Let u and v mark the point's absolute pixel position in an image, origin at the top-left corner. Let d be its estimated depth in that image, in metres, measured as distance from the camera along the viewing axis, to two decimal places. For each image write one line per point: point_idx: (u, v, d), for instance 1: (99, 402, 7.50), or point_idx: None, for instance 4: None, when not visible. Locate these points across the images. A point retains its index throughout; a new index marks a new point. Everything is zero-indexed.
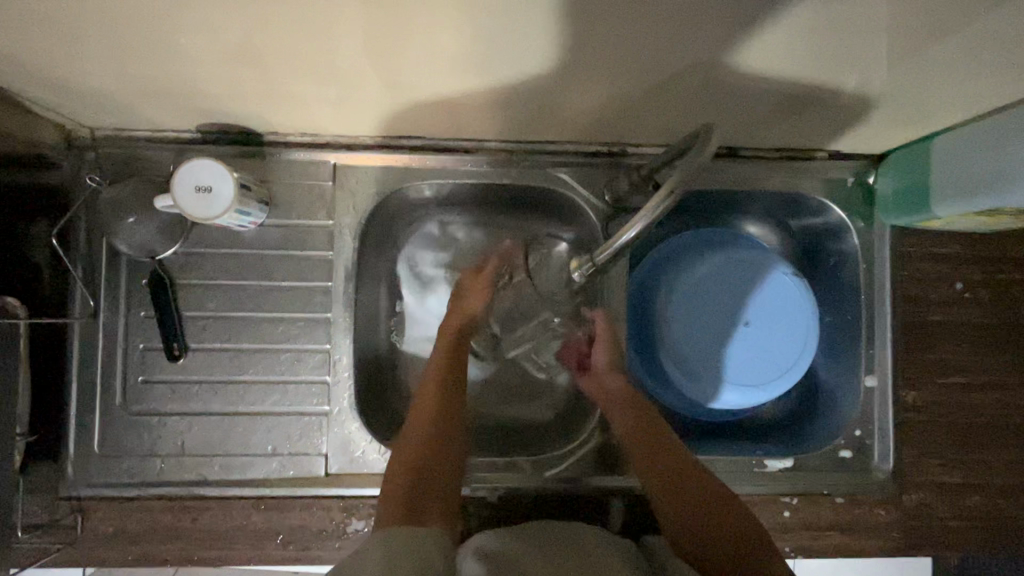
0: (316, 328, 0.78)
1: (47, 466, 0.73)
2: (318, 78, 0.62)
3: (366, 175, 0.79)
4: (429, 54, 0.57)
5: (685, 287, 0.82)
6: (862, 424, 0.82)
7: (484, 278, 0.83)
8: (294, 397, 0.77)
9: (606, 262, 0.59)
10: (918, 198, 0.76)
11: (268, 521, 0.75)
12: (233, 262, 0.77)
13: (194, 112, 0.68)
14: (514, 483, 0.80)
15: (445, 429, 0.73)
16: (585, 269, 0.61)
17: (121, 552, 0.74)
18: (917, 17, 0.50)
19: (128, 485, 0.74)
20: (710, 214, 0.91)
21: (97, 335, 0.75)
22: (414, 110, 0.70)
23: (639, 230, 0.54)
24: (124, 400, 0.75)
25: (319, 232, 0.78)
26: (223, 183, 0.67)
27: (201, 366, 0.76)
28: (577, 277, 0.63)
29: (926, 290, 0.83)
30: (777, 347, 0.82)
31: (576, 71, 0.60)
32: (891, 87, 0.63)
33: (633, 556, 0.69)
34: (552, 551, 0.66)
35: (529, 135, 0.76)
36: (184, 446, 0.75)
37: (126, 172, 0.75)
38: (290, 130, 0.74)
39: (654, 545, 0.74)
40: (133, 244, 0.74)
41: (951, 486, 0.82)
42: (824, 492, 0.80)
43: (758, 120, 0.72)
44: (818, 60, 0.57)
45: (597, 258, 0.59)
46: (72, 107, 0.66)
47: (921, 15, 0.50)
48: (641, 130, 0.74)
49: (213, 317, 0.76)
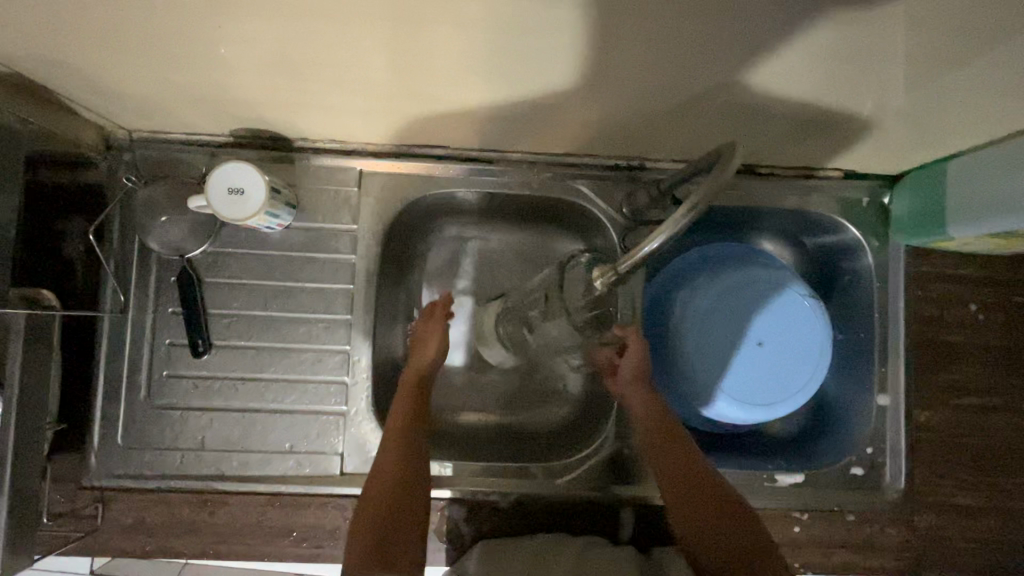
0: (336, 329, 0.80)
1: (72, 455, 0.75)
2: (348, 87, 0.64)
3: (390, 182, 0.81)
4: (456, 65, 0.59)
5: (701, 303, 0.83)
6: (875, 442, 0.81)
7: (438, 316, 0.80)
8: (312, 396, 0.79)
9: (628, 272, 0.57)
10: (932, 218, 0.77)
11: (284, 518, 0.77)
12: (259, 263, 0.79)
13: (227, 116, 0.71)
14: (524, 490, 0.80)
15: (410, 463, 0.71)
16: (608, 277, 0.58)
17: (140, 542, 0.75)
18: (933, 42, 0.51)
19: (148, 478, 0.75)
20: (726, 228, 0.92)
21: (124, 329, 0.76)
22: (438, 120, 0.71)
23: (662, 244, 0.51)
24: (147, 394, 0.76)
25: (343, 235, 0.80)
26: (254, 187, 0.69)
27: (224, 363, 0.78)
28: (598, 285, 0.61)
29: (941, 309, 0.83)
30: (785, 369, 0.82)
31: (599, 85, 0.61)
32: (908, 107, 0.64)
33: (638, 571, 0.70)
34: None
35: (550, 147, 0.78)
36: (203, 441, 0.76)
37: (160, 173, 0.78)
38: (319, 136, 0.76)
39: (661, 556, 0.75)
40: (165, 242, 0.77)
41: (965, 509, 0.81)
42: (835, 510, 0.80)
43: (775, 139, 0.73)
44: (835, 79, 0.58)
45: (620, 266, 0.56)
46: (114, 109, 0.69)
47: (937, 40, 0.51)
48: (659, 144, 0.76)
49: (237, 316, 0.78)
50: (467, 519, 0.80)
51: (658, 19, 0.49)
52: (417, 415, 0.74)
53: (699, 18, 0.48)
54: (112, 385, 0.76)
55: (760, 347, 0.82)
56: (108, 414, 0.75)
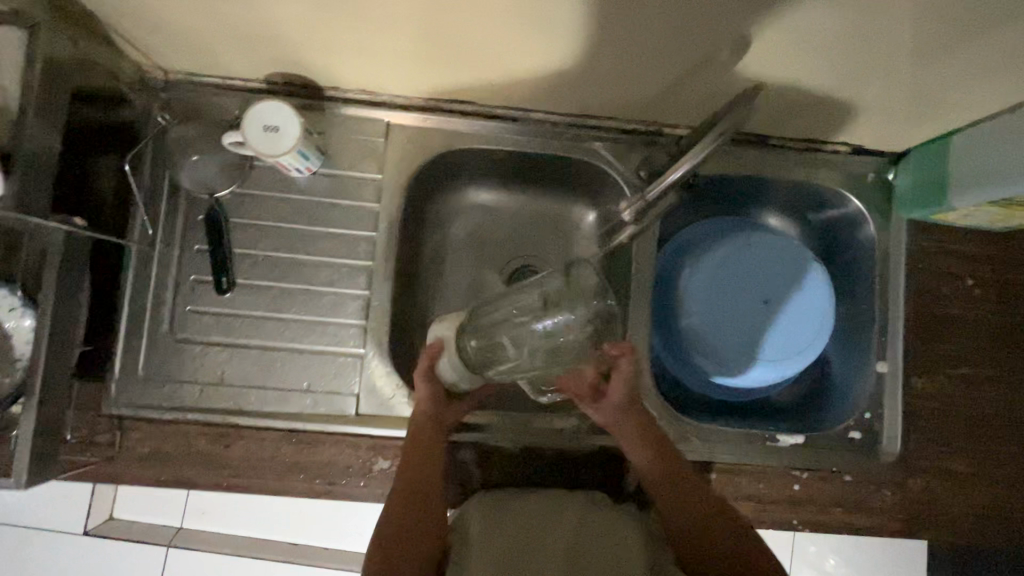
0: (357, 274, 0.82)
1: (93, 383, 0.76)
2: (385, 34, 0.66)
3: (416, 135, 0.83)
4: (492, 16, 0.61)
5: (710, 264, 0.86)
6: (872, 408, 0.84)
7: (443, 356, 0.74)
8: (331, 337, 0.80)
9: (656, 197, 0.72)
10: (934, 191, 0.80)
11: (299, 454, 0.79)
12: (286, 206, 0.81)
13: (265, 57, 0.73)
14: (533, 439, 0.81)
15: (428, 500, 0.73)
16: (637, 205, 0.76)
17: (156, 473, 0.77)
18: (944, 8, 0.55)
19: (166, 409, 0.77)
20: (735, 202, 0.94)
21: (151, 262, 0.78)
22: (467, 73, 0.74)
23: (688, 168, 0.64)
24: (170, 327, 0.78)
25: (368, 184, 0.83)
26: (290, 127, 0.72)
27: (246, 301, 0.80)
28: (628, 216, 0.78)
29: (939, 283, 0.86)
30: (784, 336, 0.85)
31: (628, 41, 0.64)
32: (917, 79, 0.67)
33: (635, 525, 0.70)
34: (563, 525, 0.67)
35: (572, 106, 0.81)
36: (223, 376, 0.78)
37: (193, 113, 0.80)
38: (351, 85, 0.79)
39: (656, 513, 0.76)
40: (195, 180, 0.79)
41: (958, 474, 0.84)
42: (832, 470, 0.83)
43: (789, 105, 0.77)
44: (851, 44, 0.61)
45: (649, 192, 0.72)
46: (156, 44, 0.71)
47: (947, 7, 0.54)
48: (676, 109, 0.79)
49: (262, 256, 0.81)
50: (477, 463, 0.82)
51: None
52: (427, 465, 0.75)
53: None
54: (136, 316, 0.77)
55: (766, 306, 0.86)
56: (131, 345, 0.77)
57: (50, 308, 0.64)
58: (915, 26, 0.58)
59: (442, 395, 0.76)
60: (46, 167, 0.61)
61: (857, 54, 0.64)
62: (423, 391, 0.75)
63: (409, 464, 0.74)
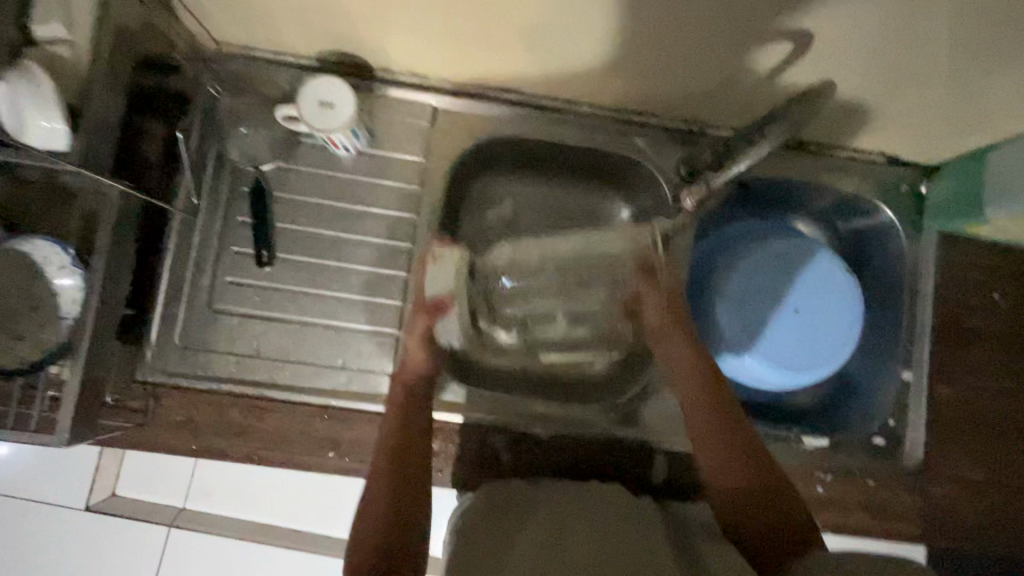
0: (395, 255, 0.82)
1: (131, 348, 0.76)
2: (447, 18, 0.67)
3: (462, 122, 0.84)
4: (555, 9, 0.63)
5: (744, 267, 0.86)
6: (896, 414, 0.85)
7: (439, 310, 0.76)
8: (367, 316, 0.81)
9: (720, 186, 0.72)
10: (968, 204, 0.82)
11: (330, 430, 0.78)
12: (329, 184, 0.82)
13: (321, 34, 0.74)
14: (563, 427, 0.82)
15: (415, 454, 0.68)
16: (699, 192, 0.74)
17: (187, 441, 0.77)
18: (1001, 28, 0.56)
19: (202, 378, 0.77)
20: (767, 206, 0.95)
21: (194, 232, 0.78)
22: (519, 62, 0.75)
23: (751, 163, 0.67)
24: (208, 296, 0.78)
25: (411, 166, 0.84)
26: (344, 103, 0.73)
27: (285, 275, 0.80)
28: (687, 202, 0.76)
29: (965, 294, 0.88)
30: (799, 348, 0.85)
31: (685, 39, 0.65)
32: (962, 93, 0.69)
33: (659, 517, 0.69)
34: (591, 514, 0.67)
35: (617, 100, 0.82)
36: (259, 349, 0.78)
37: (243, 87, 0.80)
38: (402, 67, 0.80)
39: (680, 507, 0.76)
40: (243, 152, 0.80)
41: (976, 485, 0.86)
42: (855, 473, 0.84)
43: (832, 113, 0.78)
44: (904, 53, 0.63)
45: (712, 181, 0.72)
46: (216, 14, 0.72)
47: (1000, 27, 0.56)
48: (721, 109, 0.80)
49: (303, 231, 0.81)
50: (508, 449, 0.83)
51: None
52: (411, 438, 0.69)
53: None
54: (177, 284, 0.78)
55: (796, 315, 0.85)
56: (170, 312, 0.77)
57: (101, 269, 0.64)
58: (969, 41, 0.59)
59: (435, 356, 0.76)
60: (109, 130, 0.62)
61: (904, 66, 0.65)
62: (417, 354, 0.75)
63: (392, 434, 0.69)
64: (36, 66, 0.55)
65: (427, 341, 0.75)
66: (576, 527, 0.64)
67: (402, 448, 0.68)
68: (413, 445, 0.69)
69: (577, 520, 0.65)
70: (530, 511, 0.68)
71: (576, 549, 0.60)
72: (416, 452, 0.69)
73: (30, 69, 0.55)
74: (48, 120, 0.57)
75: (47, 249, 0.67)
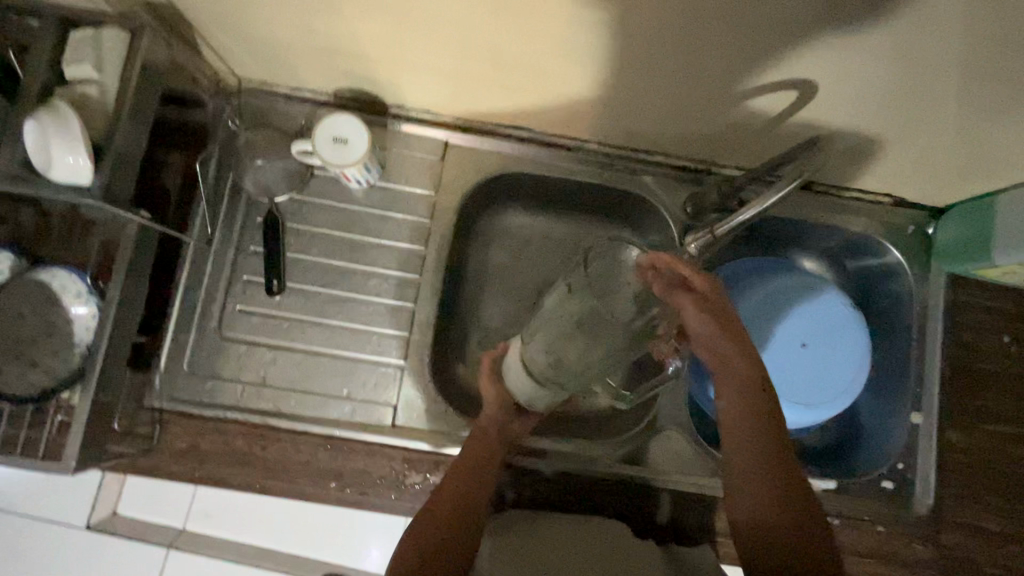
0: (403, 286, 0.83)
1: (141, 373, 0.77)
2: (460, 61, 0.70)
3: (472, 157, 0.86)
4: (565, 55, 0.65)
5: (749, 303, 0.86)
6: (905, 458, 0.84)
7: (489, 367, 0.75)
8: (375, 346, 0.81)
9: (725, 235, 0.69)
10: (976, 249, 0.81)
11: (333, 461, 0.78)
12: (341, 216, 0.84)
13: (338, 73, 0.76)
14: (569, 463, 0.82)
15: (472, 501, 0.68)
16: (702, 240, 0.71)
17: (191, 469, 0.77)
18: (1000, 83, 0.57)
19: (207, 406, 0.77)
20: (774, 243, 0.96)
21: (207, 260, 0.80)
22: (528, 102, 0.77)
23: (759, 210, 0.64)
24: (218, 324, 0.79)
25: (421, 200, 0.85)
26: (358, 139, 0.76)
27: (294, 304, 0.81)
28: (691, 250, 0.73)
29: (976, 338, 0.87)
30: (834, 359, 0.85)
31: (691, 83, 0.67)
32: (967, 141, 0.70)
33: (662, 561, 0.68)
34: (593, 549, 0.67)
35: (626, 140, 0.84)
36: (266, 378, 0.79)
37: (262, 122, 0.83)
38: (416, 104, 0.82)
39: (680, 549, 0.74)
40: (258, 183, 0.82)
41: (990, 533, 0.83)
42: (865, 518, 0.82)
43: (837, 155, 0.79)
44: (908, 100, 0.64)
45: (717, 230, 0.69)
46: (239, 54, 0.75)
47: (1000, 82, 0.57)
48: (728, 150, 0.81)
49: (314, 262, 0.82)
50: (511, 486, 0.82)
51: (765, 29, 0.55)
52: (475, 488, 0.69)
53: (798, 30, 0.55)
54: (188, 312, 0.79)
55: (804, 350, 0.85)
56: (180, 338, 0.78)
57: (116, 299, 0.66)
58: (971, 90, 0.60)
59: (508, 407, 0.74)
60: (131, 164, 0.64)
61: (909, 112, 0.66)
62: (491, 393, 0.74)
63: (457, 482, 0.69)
64: (65, 106, 0.58)
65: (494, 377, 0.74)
66: (572, 560, 0.64)
67: (465, 497, 0.68)
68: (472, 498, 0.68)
69: (576, 556, 0.65)
70: (532, 540, 0.68)
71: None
72: (476, 496, 0.69)
73: (57, 106, 0.58)
74: (74, 156, 0.58)
75: (65, 277, 0.69)
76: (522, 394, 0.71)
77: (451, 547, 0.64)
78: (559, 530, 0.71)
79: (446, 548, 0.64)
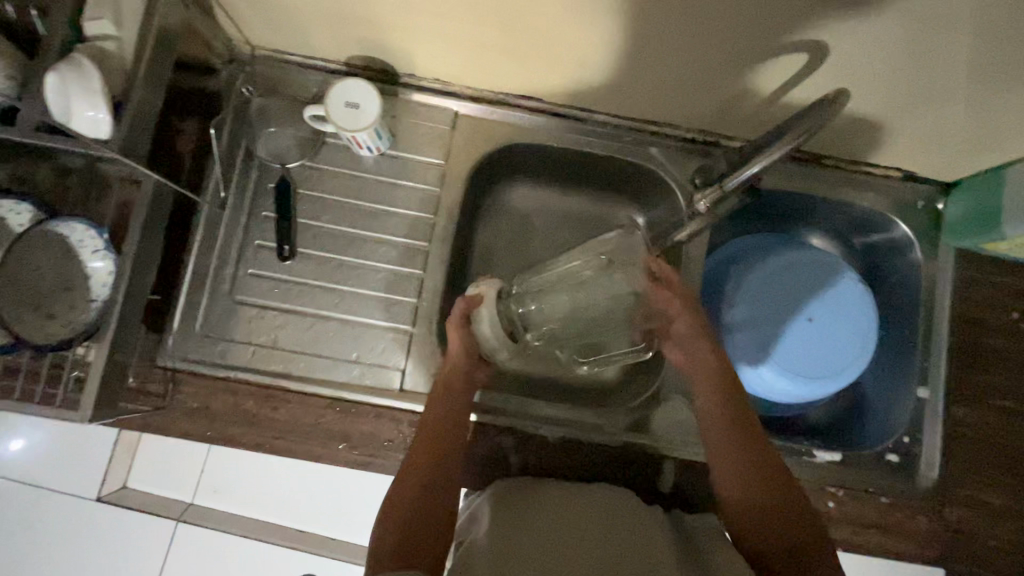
0: (412, 253, 0.84)
1: (154, 333, 0.79)
2: (469, 29, 0.70)
3: (481, 127, 0.87)
4: (573, 24, 0.65)
5: (756, 277, 0.86)
6: (911, 432, 0.84)
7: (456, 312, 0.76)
8: (383, 312, 0.82)
9: (733, 188, 0.73)
10: (984, 223, 0.81)
11: (341, 423, 0.79)
12: (352, 183, 0.84)
13: (349, 40, 0.77)
14: (574, 432, 0.82)
15: (445, 456, 0.68)
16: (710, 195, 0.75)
17: (201, 428, 0.78)
18: (1011, 49, 0.57)
19: (218, 366, 0.79)
20: (781, 220, 0.96)
21: (219, 224, 0.81)
22: (536, 73, 0.78)
23: (763, 166, 0.66)
24: (230, 287, 0.81)
25: (431, 168, 0.86)
26: (370, 104, 0.76)
27: (304, 269, 0.82)
28: (700, 206, 0.78)
29: (984, 314, 0.87)
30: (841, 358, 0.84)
31: (700, 54, 0.67)
32: (978, 113, 0.69)
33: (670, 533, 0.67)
34: (604, 524, 0.65)
35: (635, 111, 0.84)
36: (276, 341, 0.80)
37: (275, 88, 0.84)
38: (426, 74, 0.83)
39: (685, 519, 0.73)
40: (272, 150, 0.84)
41: (994, 507, 0.84)
42: (869, 490, 0.83)
43: (845, 127, 0.79)
44: (918, 71, 0.64)
45: (725, 184, 0.73)
46: (253, 20, 0.76)
47: (1010, 50, 0.57)
48: (736, 122, 0.81)
49: (324, 228, 0.83)
50: (515, 450, 0.82)
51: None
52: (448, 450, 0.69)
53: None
54: (201, 274, 0.80)
55: (809, 324, 0.85)
56: (193, 300, 0.80)
57: (132, 255, 0.67)
58: (979, 63, 0.61)
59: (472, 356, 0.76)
60: (147, 124, 0.65)
61: (919, 85, 0.66)
62: (457, 344, 0.75)
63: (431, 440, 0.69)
64: (85, 61, 0.59)
65: (462, 326, 0.75)
66: (583, 538, 0.63)
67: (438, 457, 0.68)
68: (446, 460, 0.68)
69: (588, 536, 0.63)
70: (535, 515, 0.67)
71: (584, 560, 0.59)
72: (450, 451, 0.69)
73: (75, 59, 0.59)
74: (94, 110, 0.60)
75: (83, 233, 0.70)
76: (491, 342, 0.75)
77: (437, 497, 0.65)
78: (566, 507, 0.69)
79: (436, 496, 0.65)
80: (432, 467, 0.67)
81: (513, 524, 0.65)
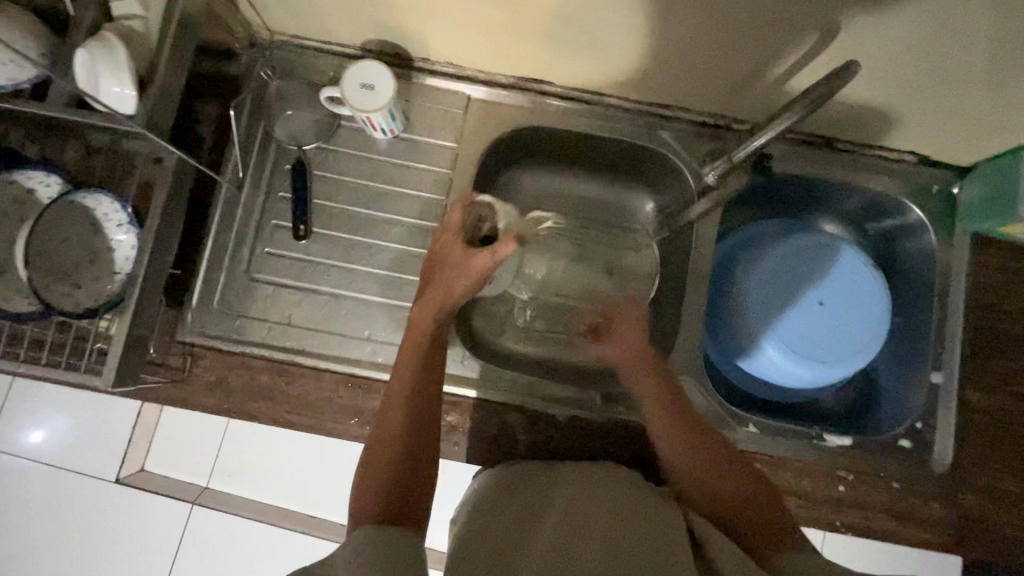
0: (424, 234, 0.85)
1: (174, 308, 0.81)
2: (481, 12, 0.71)
3: (493, 110, 0.88)
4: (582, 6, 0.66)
5: (767, 262, 0.86)
6: (924, 417, 0.83)
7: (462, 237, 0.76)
8: (396, 291, 0.84)
9: (743, 160, 0.76)
10: (1000, 205, 0.80)
11: (354, 398, 0.81)
12: (367, 165, 0.86)
13: (364, 25, 0.79)
14: (583, 411, 0.83)
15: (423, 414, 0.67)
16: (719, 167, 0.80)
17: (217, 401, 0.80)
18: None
19: (235, 340, 0.81)
20: (793, 205, 0.96)
21: (237, 204, 0.83)
22: (546, 57, 0.79)
23: (771, 136, 0.68)
24: (248, 266, 0.83)
25: (443, 151, 0.87)
26: (384, 86, 0.78)
27: (319, 249, 0.84)
28: (711, 178, 0.82)
29: (1001, 300, 0.86)
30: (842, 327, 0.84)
31: (709, 34, 0.68)
32: (993, 95, 0.69)
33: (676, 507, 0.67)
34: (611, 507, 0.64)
35: (644, 95, 0.84)
36: (292, 318, 0.82)
37: (292, 73, 0.86)
38: (439, 58, 0.85)
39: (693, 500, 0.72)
40: (289, 131, 0.85)
41: (1011, 495, 0.82)
42: (880, 474, 0.82)
43: (858, 110, 0.79)
44: (929, 53, 0.63)
45: (735, 156, 0.76)
46: (271, 5, 0.78)
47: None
48: (747, 105, 0.81)
49: (339, 209, 0.85)
50: (525, 428, 0.82)
51: None
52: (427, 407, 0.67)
53: None
54: (219, 252, 0.82)
55: (820, 307, 0.85)
56: (211, 277, 0.82)
57: (153, 229, 0.70)
58: (993, 41, 0.60)
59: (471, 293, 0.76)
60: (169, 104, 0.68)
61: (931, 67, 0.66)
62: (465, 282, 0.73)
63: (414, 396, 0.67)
64: (112, 40, 0.61)
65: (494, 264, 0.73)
66: (590, 521, 0.61)
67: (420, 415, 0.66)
68: (426, 421, 0.67)
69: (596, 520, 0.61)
70: (525, 502, 0.66)
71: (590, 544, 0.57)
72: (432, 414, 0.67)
73: (105, 37, 0.61)
74: (121, 86, 0.62)
75: (109, 207, 0.73)
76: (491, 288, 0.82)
77: (422, 401, 0.67)
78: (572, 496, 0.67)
79: (416, 459, 0.64)
80: (407, 432, 0.65)
81: (499, 513, 0.64)
